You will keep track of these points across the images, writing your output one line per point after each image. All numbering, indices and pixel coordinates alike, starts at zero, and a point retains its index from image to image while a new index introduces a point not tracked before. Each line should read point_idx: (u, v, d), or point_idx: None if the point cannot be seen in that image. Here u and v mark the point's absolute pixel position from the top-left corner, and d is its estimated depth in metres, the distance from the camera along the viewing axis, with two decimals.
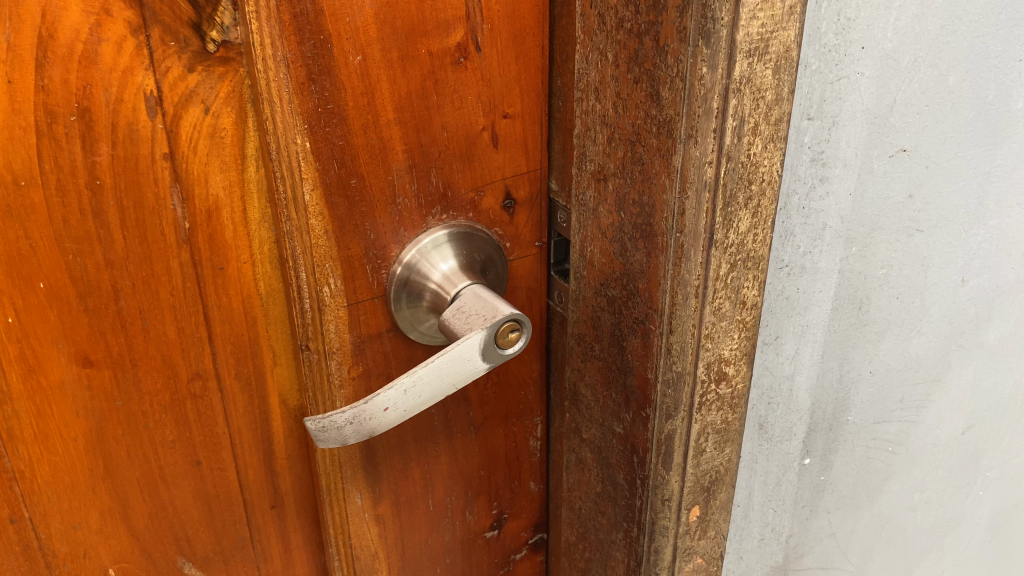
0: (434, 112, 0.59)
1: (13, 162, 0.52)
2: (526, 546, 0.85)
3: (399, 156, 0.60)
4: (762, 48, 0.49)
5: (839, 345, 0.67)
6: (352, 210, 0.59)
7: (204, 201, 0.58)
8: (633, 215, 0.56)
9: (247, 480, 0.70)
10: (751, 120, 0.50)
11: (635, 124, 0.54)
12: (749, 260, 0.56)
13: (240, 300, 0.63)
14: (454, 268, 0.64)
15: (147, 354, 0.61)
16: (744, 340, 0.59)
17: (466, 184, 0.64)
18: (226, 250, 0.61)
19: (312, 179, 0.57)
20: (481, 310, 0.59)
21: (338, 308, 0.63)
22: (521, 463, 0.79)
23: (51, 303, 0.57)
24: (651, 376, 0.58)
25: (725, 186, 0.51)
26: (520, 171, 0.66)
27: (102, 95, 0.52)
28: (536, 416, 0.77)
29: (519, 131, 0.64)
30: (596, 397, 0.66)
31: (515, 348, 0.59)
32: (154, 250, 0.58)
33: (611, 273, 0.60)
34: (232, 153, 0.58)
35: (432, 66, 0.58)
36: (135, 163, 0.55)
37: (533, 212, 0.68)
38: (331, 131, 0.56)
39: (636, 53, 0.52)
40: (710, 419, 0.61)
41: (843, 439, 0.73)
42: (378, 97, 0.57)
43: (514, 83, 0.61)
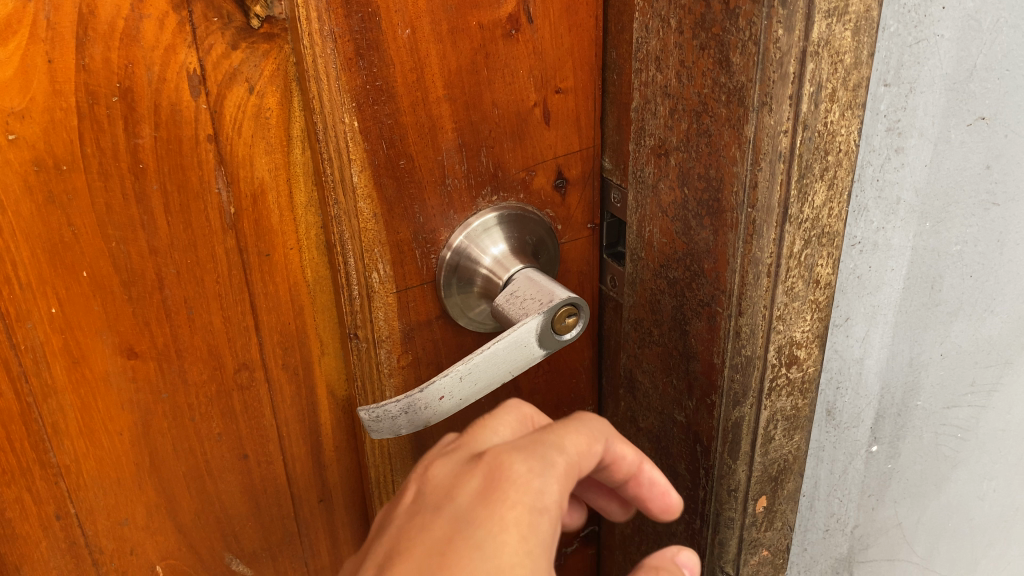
0: (484, 88, 0.57)
1: (55, 146, 0.50)
2: (577, 539, 0.82)
3: (449, 134, 0.57)
4: (841, 8, 0.45)
5: (910, 326, 0.64)
6: (401, 192, 0.57)
7: (249, 184, 0.56)
8: (698, 191, 0.53)
9: (295, 473, 0.68)
10: (828, 86, 0.47)
11: (702, 94, 0.51)
12: (823, 236, 0.53)
13: (286, 287, 0.61)
14: (506, 252, 0.61)
15: (193, 345, 0.59)
16: (817, 322, 0.56)
17: (517, 164, 0.61)
18: (272, 236, 0.59)
19: (360, 160, 0.55)
20: (536, 294, 0.57)
21: (386, 295, 0.60)
22: None
23: (95, 293, 0.55)
24: (718, 361, 0.55)
25: (801, 155, 0.49)
26: (573, 149, 0.63)
27: (144, 74, 0.50)
28: (588, 404, 0.74)
29: (572, 106, 0.61)
30: (655, 384, 0.63)
31: (572, 333, 0.57)
32: (198, 236, 0.56)
33: (673, 254, 0.57)
34: (277, 135, 0.56)
35: (483, 40, 0.55)
36: (179, 145, 0.53)
37: (585, 192, 0.65)
38: (380, 109, 0.54)
39: (702, 18, 0.49)
40: (780, 405, 0.58)
41: (911, 425, 0.70)
42: (427, 73, 0.54)
43: (567, 56, 0.59)
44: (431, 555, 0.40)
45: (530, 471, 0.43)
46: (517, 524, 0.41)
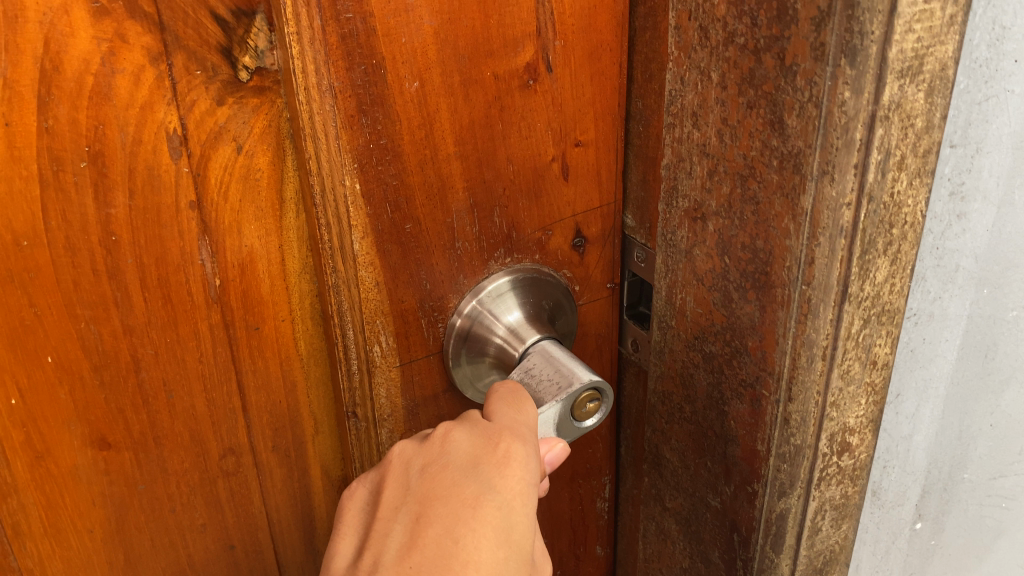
0: (499, 143, 0.51)
1: (14, 220, 0.45)
2: None
3: (460, 194, 0.51)
4: (916, 67, 0.40)
5: (961, 399, 0.59)
6: (406, 257, 0.51)
7: (236, 254, 0.51)
8: (743, 262, 0.48)
9: (286, 558, 0.64)
10: (898, 153, 0.42)
11: (749, 157, 0.46)
12: (883, 314, 0.47)
13: (278, 363, 0.56)
14: (521, 320, 0.55)
15: (173, 431, 0.54)
16: (872, 406, 0.50)
17: (533, 224, 0.55)
18: (262, 308, 0.54)
19: (362, 227, 0.49)
20: (553, 375, 0.51)
21: (389, 368, 0.54)
22: (587, 527, 0.70)
23: (61, 379, 0.50)
24: (762, 448, 0.50)
25: (865, 230, 0.43)
26: (592, 206, 0.57)
27: (117, 135, 0.45)
28: (604, 475, 0.68)
29: (592, 159, 0.55)
30: (685, 464, 0.57)
31: (593, 420, 0.50)
32: (179, 313, 0.51)
33: (710, 326, 0.52)
34: (268, 198, 0.51)
35: (498, 90, 0.49)
36: (157, 214, 0.48)
37: (604, 250, 0.59)
38: (385, 169, 0.48)
39: (750, 73, 0.44)
40: (829, 495, 0.52)
41: (958, 500, 0.65)
42: (437, 128, 0.48)
43: (588, 107, 0.53)
44: (464, 508, 0.44)
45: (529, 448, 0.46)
46: (523, 496, 0.45)
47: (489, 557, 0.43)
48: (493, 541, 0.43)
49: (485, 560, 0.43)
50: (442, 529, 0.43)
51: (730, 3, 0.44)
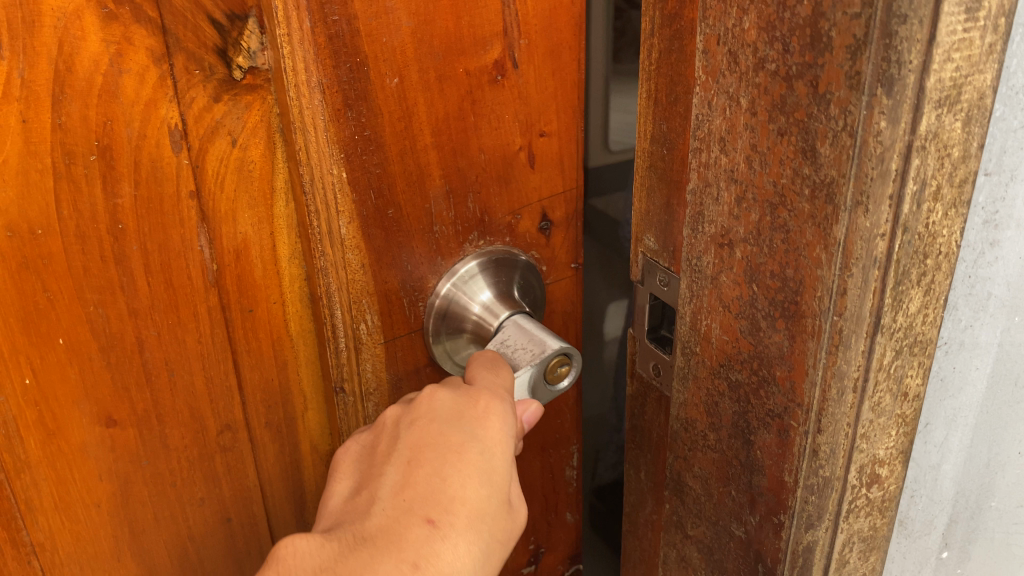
0: (472, 133, 0.61)
1: (28, 210, 0.52)
2: None
3: (437, 181, 0.61)
4: (954, 96, 0.39)
5: (990, 427, 0.57)
6: (389, 240, 0.61)
7: (232, 240, 0.60)
8: (771, 290, 0.47)
9: (277, 524, 0.74)
10: (933, 183, 0.41)
11: (779, 185, 0.45)
12: (915, 345, 0.46)
13: (270, 341, 0.66)
14: (493, 298, 0.66)
15: (173, 408, 0.63)
16: (902, 437, 0.50)
17: (503, 209, 0.66)
18: (255, 291, 0.63)
19: (347, 213, 0.58)
20: (526, 344, 0.61)
21: (374, 345, 0.64)
22: (558, 495, 0.84)
23: (71, 360, 0.57)
24: (790, 480, 0.49)
25: (899, 261, 0.42)
26: (556, 191, 0.68)
27: (124, 131, 0.53)
28: (572, 444, 0.82)
29: (555, 148, 0.66)
30: (709, 492, 0.57)
31: (564, 381, 0.61)
32: (180, 296, 0.60)
33: (736, 354, 0.51)
34: (260, 187, 0.60)
35: (468, 86, 0.59)
36: (160, 204, 0.56)
37: (569, 232, 0.71)
38: (368, 159, 0.57)
39: (782, 100, 0.43)
40: (857, 527, 0.52)
41: (983, 527, 0.63)
42: (415, 120, 0.58)
43: (550, 100, 0.63)
44: (450, 453, 0.53)
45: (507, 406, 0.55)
46: (501, 444, 0.54)
47: (473, 495, 0.52)
48: (476, 482, 0.52)
49: (469, 497, 0.52)
50: (432, 471, 0.52)
51: (762, 28, 0.43)
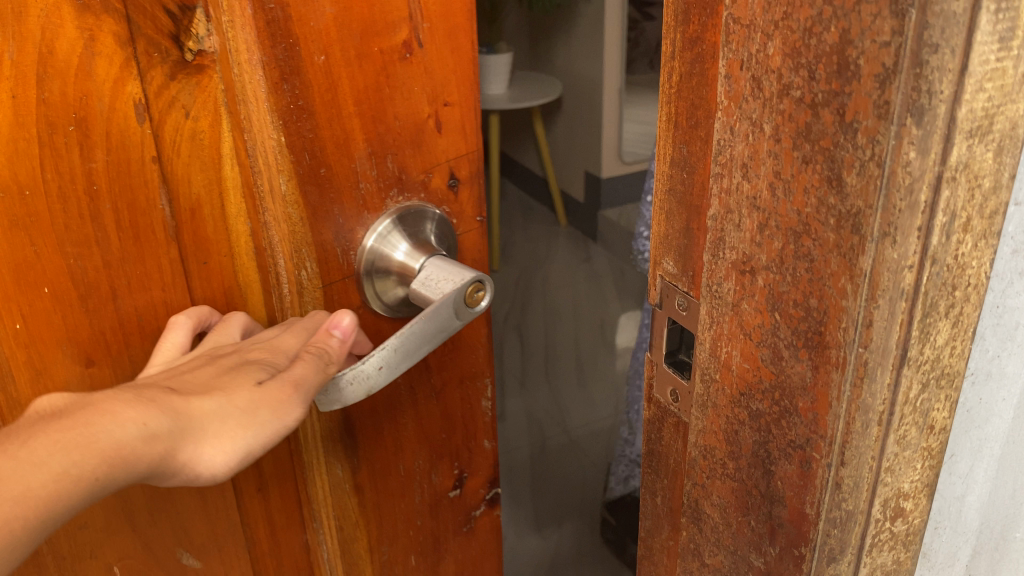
0: (387, 103, 0.72)
1: (19, 172, 0.63)
2: (484, 502, 1.02)
3: (360, 145, 0.72)
4: (986, 126, 0.39)
5: (1018, 459, 0.56)
6: (323, 196, 0.71)
7: (188, 200, 0.72)
8: (795, 319, 0.46)
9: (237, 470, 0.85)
10: (963, 215, 0.40)
11: (804, 213, 0.44)
12: (942, 378, 0.45)
13: (222, 290, 0.77)
14: (409, 247, 0.76)
15: (144, 351, 0.74)
16: (928, 470, 0.49)
17: (417, 167, 0.76)
18: (208, 244, 0.74)
19: (287, 171, 0.68)
20: (446, 277, 0.73)
21: (314, 290, 0.74)
22: (475, 422, 0.95)
23: (55, 306, 0.68)
24: (811, 512, 0.48)
25: (926, 293, 0.41)
26: (461, 153, 0.79)
27: (97, 105, 0.64)
28: (485, 377, 0.93)
29: (457, 116, 0.77)
30: (727, 521, 0.56)
31: (479, 304, 0.74)
32: (146, 248, 0.70)
33: (757, 382, 0.50)
34: (210, 155, 0.72)
35: (383, 62, 0.70)
36: (128, 167, 0.67)
37: (473, 190, 0.82)
38: (302, 125, 0.67)
39: (807, 128, 0.42)
40: (880, 561, 0.51)
41: (1008, 559, 0.62)
42: (339, 92, 0.69)
43: (451, 75, 0.74)
44: (214, 367, 0.66)
45: (282, 348, 0.69)
46: (252, 364, 0.67)
47: (239, 394, 0.64)
48: (241, 386, 0.64)
49: (235, 394, 0.64)
50: (206, 376, 0.65)
51: (787, 54, 0.42)
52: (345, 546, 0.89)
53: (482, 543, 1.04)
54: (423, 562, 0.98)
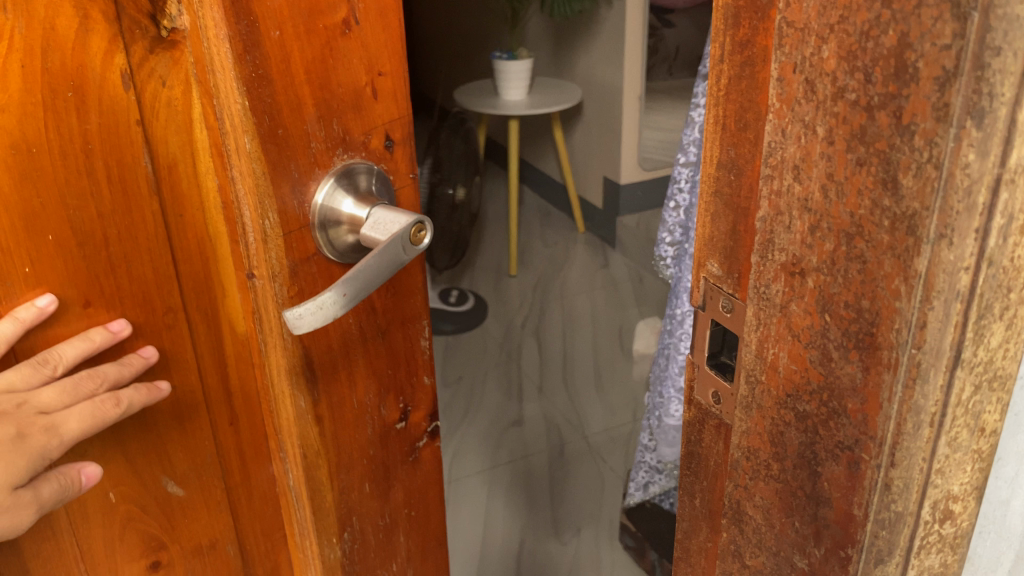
0: (330, 73, 0.75)
1: (27, 132, 0.73)
2: (426, 434, 1.02)
3: (310, 111, 0.74)
4: None
5: None
6: (281, 155, 0.73)
7: (166, 159, 0.82)
8: (846, 320, 0.46)
9: (209, 386, 0.94)
10: (1021, 218, 0.41)
11: (857, 215, 0.44)
12: (994, 380, 0.46)
13: (196, 241, 0.87)
14: (354, 201, 0.78)
15: (131, 291, 0.85)
16: (977, 473, 0.49)
17: (358, 129, 0.78)
18: (183, 198, 0.85)
19: (250, 132, 0.71)
20: (392, 218, 0.75)
21: (277, 238, 0.75)
22: (416, 360, 0.96)
23: (58, 252, 0.79)
24: (859, 513, 0.48)
25: (982, 295, 0.42)
26: (394, 116, 0.81)
27: (91, 76, 0.75)
28: (423, 319, 0.94)
29: (392, 86, 0.80)
30: (770, 522, 0.56)
31: (423, 243, 0.77)
32: (132, 201, 0.82)
33: (805, 383, 0.50)
34: (182, 119, 0.82)
35: (327, 38, 0.73)
36: (117, 129, 0.78)
37: (408, 149, 0.83)
38: (262, 92, 0.70)
39: (862, 130, 0.43)
40: (927, 563, 0.51)
41: None
42: (292, 63, 0.72)
43: (384, 46, 0.78)
44: (16, 414, 0.81)
45: (83, 421, 0.83)
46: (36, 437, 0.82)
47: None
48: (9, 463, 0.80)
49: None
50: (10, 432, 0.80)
51: (842, 58, 0.43)
52: (309, 475, 0.89)
53: (427, 477, 1.04)
54: (377, 491, 0.98)
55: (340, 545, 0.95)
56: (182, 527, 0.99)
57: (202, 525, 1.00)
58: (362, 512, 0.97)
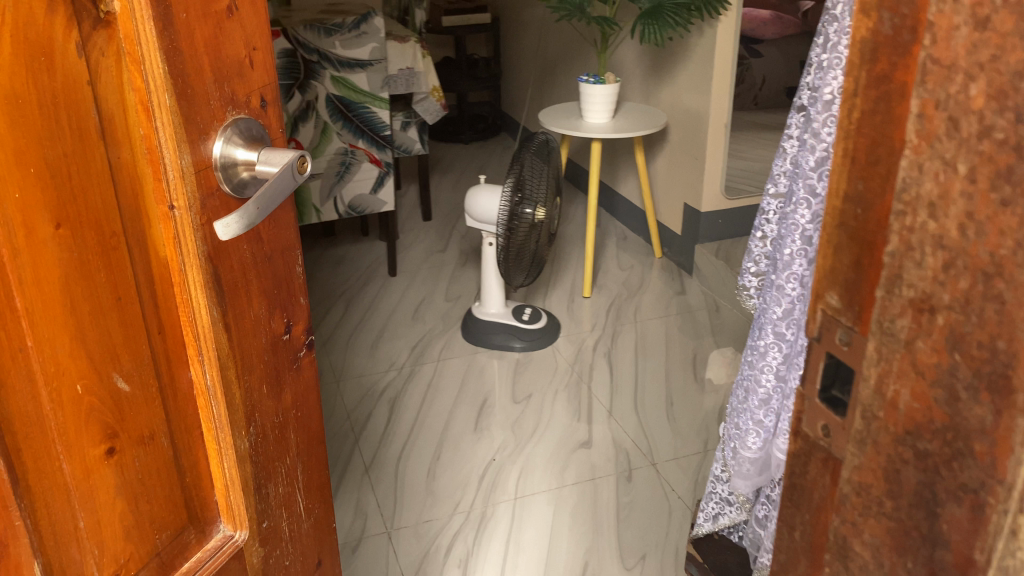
0: (218, 46, 0.89)
1: (15, 84, 0.73)
2: (306, 344, 1.17)
3: (209, 77, 0.89)
4: None
5: None
6: (189, 107, 0.86)
7: (108, 114, 0.83)
8: (979, 361, 0.46)
9: (146, 310, 0.92)
10: None
11: (997, 255, 0.44)
12: None
13: (132, 176, 0.87)
14: (246, 150, 0.94)
15: (86, 219, 0.83)
16: None
17: (242, 91, 0.94)
18: (118, 141, 0.84)
19: (168, 91, 0.84)
20: (278, 155, 0.93)
21: (187, 172, 0.88)
22: (294, 284, 1.11)
23: (38, 182, 0.77)
24: (980, 558, 0.49)
25: None
26: (266, 82, 0.98)
27: (56, 46, 0.77)
28: (297, 249, 1.10)
29: (264, 58, 0.97)
30: (879, 560, 0.56)
31: (306, 171, 0.96)
32: (81, 141, 0.81)
33: (927, 422, 0.50)
34: (114, 78, 0.83)
35: (218, 20, 0.89)
36: (75, 85, 0.79)
37: (277, 109, 1.01)
38: (176, 58, 0.84)
39: (1009, 171, 0.43)
40: None
41: None
42: (195, 39, 0.86)
43: (257, 25, 0.95)
44: None
45: None
46: None
47: None
48: None
49: None
50: None
51: (992, 97, 0.43)
52: (223, 374, 1.00)
53: (306, 384, 1.19)
54: (270, 392, 1.10)
55: (248, 437, 1.06)
56: (129, 420, 0.94)
57: (146, 416, 0.96)
58: (262, 409, 1.08)
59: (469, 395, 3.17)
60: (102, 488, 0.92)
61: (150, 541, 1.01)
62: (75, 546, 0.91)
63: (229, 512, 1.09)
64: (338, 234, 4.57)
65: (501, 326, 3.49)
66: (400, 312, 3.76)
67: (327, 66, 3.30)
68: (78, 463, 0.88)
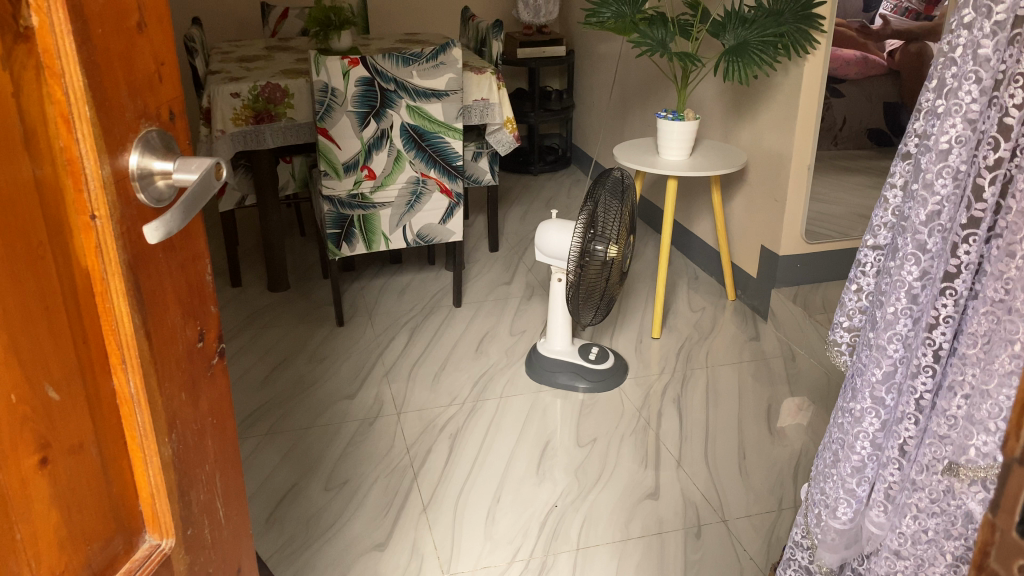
0: (129, 61, 0.90)
1: None
2: (218, 351, 1.14)
3: (123, 90, 0.89)
4: None
5: None
6: (107, 118, 0.86)
7: (31, 124, 0.81)
8: None
9: (72, 320, 0.90)
10: None
11: None
12: None
13: (55, 185, 0.85)
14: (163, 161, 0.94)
15: (13, 228, 0.81)
16: None
17: (153, 104, 0.94)
18: (40, 153, 0.83)
19: (88, 103, 0.84)
20: (195, 162, 0.93)
21: (107, 182, 0.87)
22: (205, 291, 1.09)
23: None
24: None
25: None
26: (173, 96, 0.99)
27: None
28: (206, 257, 1.09)
29: (171, 74, 0.98)
30: None
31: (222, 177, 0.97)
32: (9, 151, 0.79)
33: None
34: (35, 90, 0.81)
35: (129, 37, 0.90)
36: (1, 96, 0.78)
37: (184, 121, 1.01)
38: (93, 70, 0.84)
39: None
40: None
41: None
42: (111, 54, 0.87)
43: (162, 42, 0.97)
44: None
45: None
46: None
47: None
48: None
49: None
50: None
51: None
52: (148, 382, 0.97)
53: (222, 391, 1.16)
54: (189, 398, 1.07)
55: (170, 443, 1.03)
56: (60, 430, 0.90)
57: (75, 424, 0.92)
58: (182, 417, 1.06)
59: (531, 435, 3.05)
60: (38, 499, 0.89)
61: (81, 552, 0.96)
62: (11, 559, 0.87)
63: (154, 520, 1.05)
64: (404, 261, 4.53)
65: (566, 365, 3.37)
66: (463, 344, 3.68)
67: (403, 95, 3.23)
68: (14, 473, 0.85)
